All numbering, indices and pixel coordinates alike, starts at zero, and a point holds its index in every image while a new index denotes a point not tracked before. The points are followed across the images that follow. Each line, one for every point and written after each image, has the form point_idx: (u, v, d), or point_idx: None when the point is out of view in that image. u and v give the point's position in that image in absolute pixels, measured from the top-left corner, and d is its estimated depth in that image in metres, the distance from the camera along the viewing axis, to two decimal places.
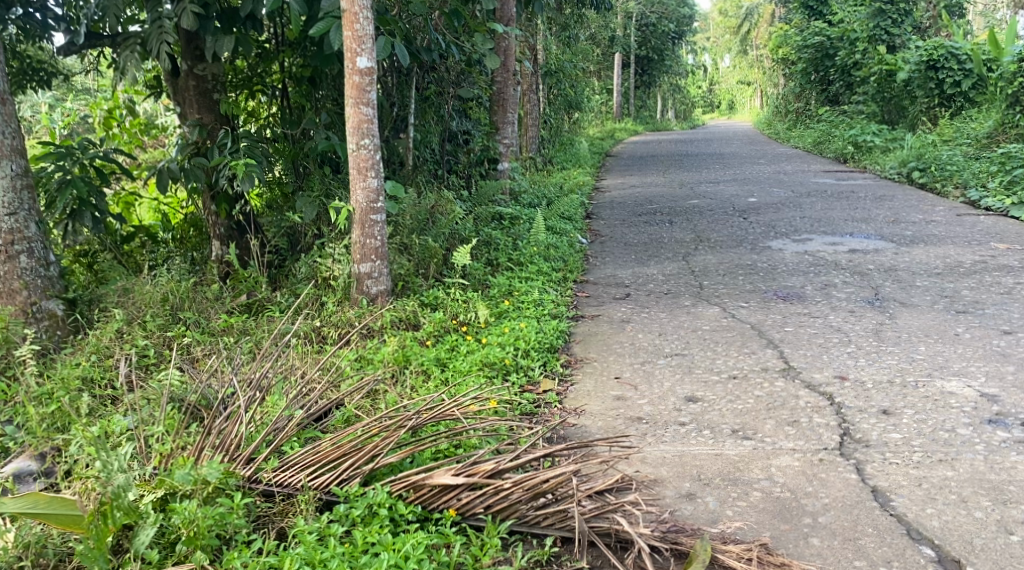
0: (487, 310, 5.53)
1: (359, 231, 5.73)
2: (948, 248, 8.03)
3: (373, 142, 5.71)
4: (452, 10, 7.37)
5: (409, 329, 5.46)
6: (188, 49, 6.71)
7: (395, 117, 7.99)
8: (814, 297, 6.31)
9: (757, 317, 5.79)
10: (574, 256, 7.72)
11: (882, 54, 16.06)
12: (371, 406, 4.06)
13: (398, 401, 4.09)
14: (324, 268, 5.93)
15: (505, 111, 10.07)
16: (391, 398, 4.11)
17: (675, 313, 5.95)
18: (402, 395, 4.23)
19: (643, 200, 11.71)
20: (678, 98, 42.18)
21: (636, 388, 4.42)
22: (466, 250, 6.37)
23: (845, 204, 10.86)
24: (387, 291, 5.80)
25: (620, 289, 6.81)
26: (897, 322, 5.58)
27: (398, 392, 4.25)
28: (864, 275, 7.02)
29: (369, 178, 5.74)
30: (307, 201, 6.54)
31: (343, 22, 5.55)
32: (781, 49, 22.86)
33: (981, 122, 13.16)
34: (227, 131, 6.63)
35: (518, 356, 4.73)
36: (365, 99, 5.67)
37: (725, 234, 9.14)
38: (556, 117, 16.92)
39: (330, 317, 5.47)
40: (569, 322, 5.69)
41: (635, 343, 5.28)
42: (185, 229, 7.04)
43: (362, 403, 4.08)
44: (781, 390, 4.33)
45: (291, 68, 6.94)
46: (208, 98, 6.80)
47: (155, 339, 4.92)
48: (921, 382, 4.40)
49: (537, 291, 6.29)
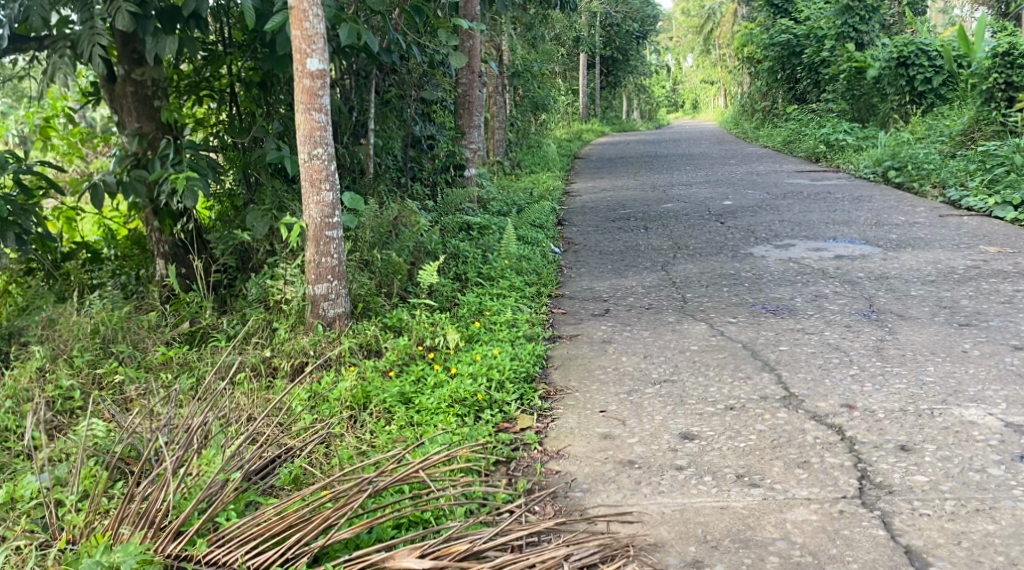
0: (457, 335, 5.05)
1: (314, 249, 5.22)
2: (937, 252, 7.66)
3: (327, 152, 5.21)
4: (412, 7, 6.88)
5: (372, 357, 4.98)
6: (126, 52, 6.19)
7: (355, 123, 7.52)
8: (806, 310, 5.90)
9: (748, 334, 5.36)
10: (547, 267, 7.26)
11: (851, 52, 15.76)
12: (323, 460, 3.60)
13: (354, 453, 3.61)
14: (276, 291, 5.42)
15: (470, 114, 9.62)
16: (346, 452, 3.63)
17: (660, 332, 5.50)
18: (361, 441, 3.75)
19: (617, 205, 11.30)
20: (642, 99, 41.93)
21: (624, 424, 3.96)
22: (432, 267, 5.90)
23: (823, 206, 10.50)
24: (345, 313, 5.30)
25: (598, 303, 6.35)
26: (899, 338, 5.16)
27: (356, 438, 3.77)
28: (854, 284, 6.63)
29: (323, 192, 5.23)
30: (257, 214, 6.05)
31: (291, 20, 5.06)
32: (746, 49, 22.59)
33: (954, 119, 12.88)
34: (168, 140, 6.11)
35: (491, 388, 4.26)
36: (316, 104, 5.17)
37: (703, 240, 8.72)
38: (523, 120, 16.51)
39: (282, 345, 4.98)
40: (545, 344, 5.24)
41: (618, 367, 4.83)
42: (128, 246, 6.50)
43: (314, 453, 3.63)
44: (785, 424, 3.89)
45: (240, 72, 6.44)
46: (148, 105, 6.29)
47: (83, 378, 4.41)
48: (938, 410, 3.98)
49: (509, 310, 5.82)
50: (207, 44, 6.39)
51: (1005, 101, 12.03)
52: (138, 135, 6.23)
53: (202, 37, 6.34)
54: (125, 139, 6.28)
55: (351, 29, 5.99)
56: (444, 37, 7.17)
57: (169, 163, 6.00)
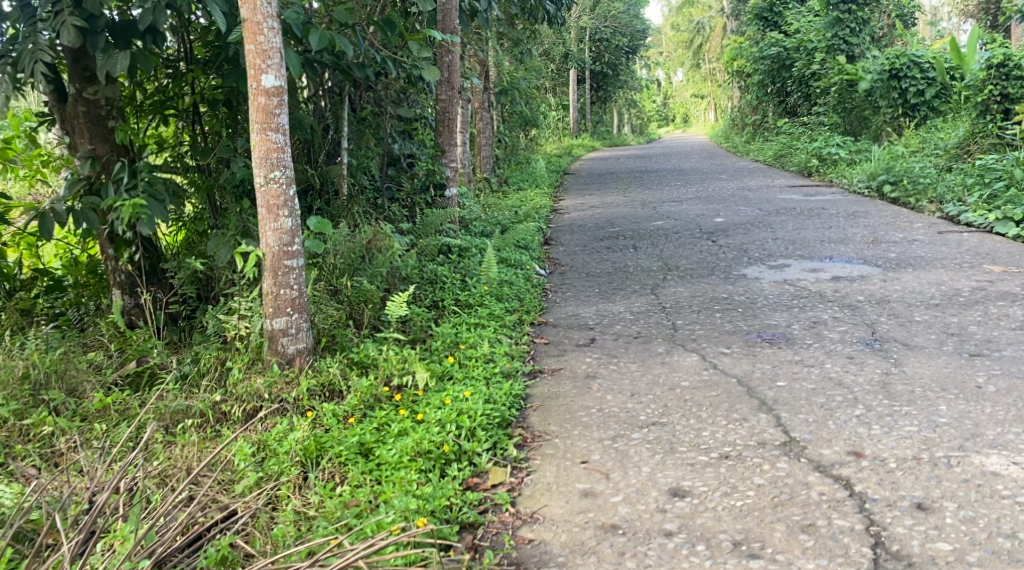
0: (428, 373, 4.66)
1: (271, 280, 4.81)
2: (940, 273, 7.27)
3: (285, 175, 4.81)
4: (385, 20, 6.44)
5: (334, 399, 4.57)
6: (77, 70, 5.75)
7: (328, 142, 7.12)
8: (804, 339, 5.51)
9: (744, 367, 4.96)
10: (531, 292, 6.86)
11: (842, 63, 15.37)
12: (260, 541, 3.28)
13: (291, 533, 3.28)
14: (230, 326, 4.98)
15: (451, 132, 8.42)
16: (282, 530, 3.29)
17: (648, 365, 5.10)
18: (307, 515, 3.41)
19: (605, 222, 10.92)
20: (633, 113, 41.73)
21: (607, 478, 3.60)
22: (402, 298, 5.48)
23: (817, 223, 10.14)
24: (307, 349, 4.87)
25: (583, 332, 5.96)
26: (906, 371, 4.76)
27: (299, 511, 3.43)
28: (854, 308, 6.24)
29: (282, 219, 4.82)
30: (219, 241, 5.67)
31: (245, 34, 4.73)
32: (736, 62, 22.34)
33: (949, 132, 12.52)
34: (123, 164, 5.69)
35: (461, 437, 3.87)
36: (273, 124, 4.78)
37: (694, 260, 8.33)
38: (510, 136, 16.16)
39: (233, 389, 4.59)
40: (523, 382, 4.82)
41: (602, 408, 4.41)
42: (83, 274, 6.03)
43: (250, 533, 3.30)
44: (787, 476, 3.53)
45: (203, 89, 6.05)
46: (102, 126, 5.82)
47: (7, 431, 4.10)
48: (955, 458, 3.60)
49: (487, 342, 5.40)
50: (169, 60, 6.02)
51: (1001, 114, 11.69)
52: (90, 158, 5.76)
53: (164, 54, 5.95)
54: (77, 162, 5.81)
55: (323, 35, 5.67)
56: (416, 48, 6.72)
57: (123, 187, 5.60)
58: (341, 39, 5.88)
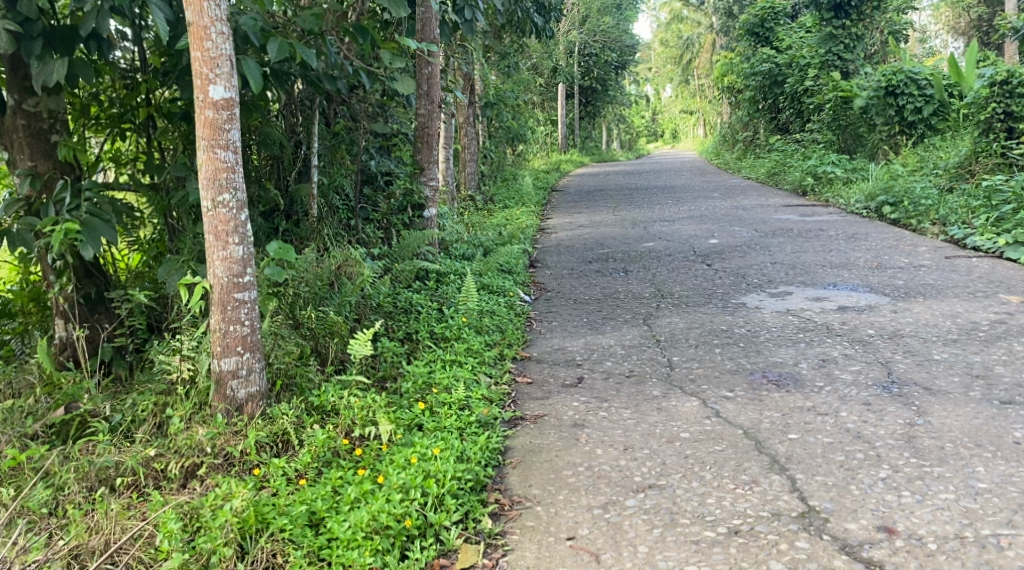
0: (393, 423, 4.16)
1: (218, 316, 4.25)
2: (954, 303, 6.79)
3: (236, 198, 4.27)
4: (355, 26, 5.85)
5: (286, 454, 4.08)
6: (15, 79, 5.16)
7: (300, 159, 6.60)
8: (814, 381, 4.99)
9: (749, 416, 4.43)
10: (514, 323, 6.30)
11: (836, 80, 14.88)
12: None
13: None
14: (172, 368, 4.42)
15: (431, 148, 7.90)
16: None
17: (643, 410, 4.59)
18: None
19: (593, 244, 10.41)
20: (621, 128, 41.40)
21: (597, 562, 3.30)
22: (367, 334, 4.89)
23: (816, 245, 9.65)
24: (260, 394, 4.33)
25: (570, 369, 5.42)
26: (932, 421, 4.25)
27: None
28: (866, 343, 5.74)
29: (231, 246, 4.27)
30: (171, 267, 5.15)
31: (190, 40, 4.20)
32: (726, 78, 21.90)
33: (949, 151, 12.04)
34: (66, 182, 5.09)
35: (425, 506, 3.46)
36: (222, 140, 4.24)
37: (689, 286, 7.82)
38: (497, 151, 15.65)
39: (170, 442, 4.08)
40: (502, 432, 4.29)
41: (591, 466, 3.89)
42: (24, 301, 5.35)
43: None
44: (807, 561, 3.23)
45: (159, 102, 5.47)
46: (44, 141, 5.23)
47: None
48: (1005, 538, 3.27)
49: (464, 384, 4.84)
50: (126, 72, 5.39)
51: (1005, 132, 11.14)
52: (30, 175, 5.15)
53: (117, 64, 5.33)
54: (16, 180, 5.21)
55: (281, 44, 5.17)
56: (387, 59, 6.15)
57: (63, 209, 4.99)
58: (304, 49, 5.36)
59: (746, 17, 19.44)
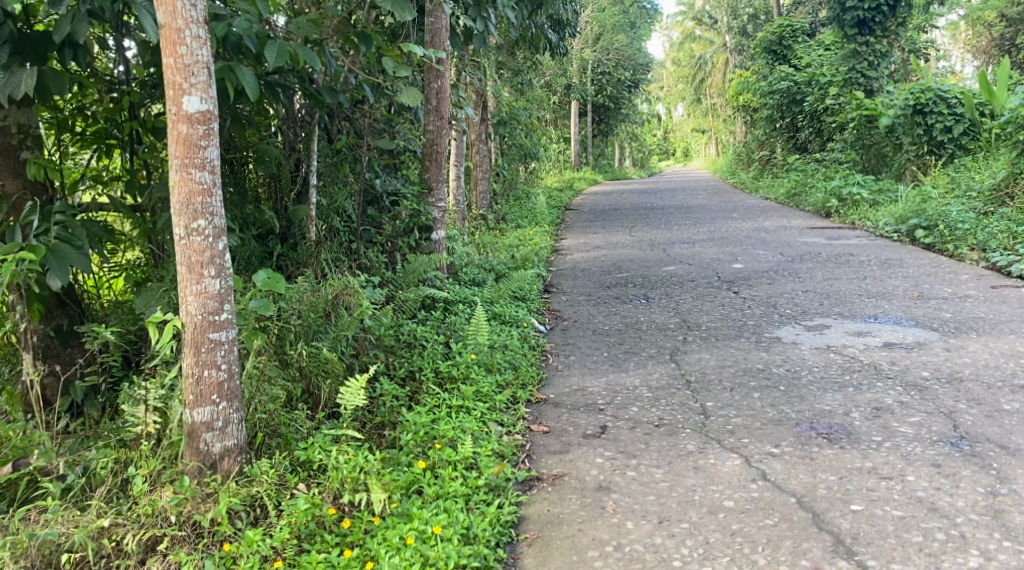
0: (388, 490, 3.60)
1: (190, 359, 3.66)
2: (1011, 339, 6.18)
3: (213, 224, 3.69)
4: (361, 34, 5.25)
5: (263, 522, 3.57)
6: None
7: (298, 177, 6.01)
8: (871, 434, 4.39)
9: (802, 478, 3.85)
10: (527, 358, 5.68)
11: (859, 98, 14.26)
12: None
13: None
14: (135, 417, 3.84)
15: (439, 167, 7.35)
16: None
17: (677, 469, 4.00)
18: None
19: (612, 267, 9.79)
20: (633, 146, 40.80)
21: None
22: (361, 380, 4.28)
23: (849, 272, 9.04)
24: (240, 448, 3.75)
25: (592, 416, 4.81)
26: (1018, 489, 3.69)
27: None
28: (922, 388, 5.12)
29: (206, 279, 3.68)
30: (152, 296, 4.52)
31: (162, 44, 3.63)
32: (741, 97, 21.31)
33: (982, 171, 11.40)
34: (36, 204, 4.42)
35: None
36: (198, 159, 3.66)
37: (717, 317, 7.21)
38: (509, 170, 15.01)
39: (131, 507, 3.58)
40: (514, 499, 3.73)
41: (622, 545, 3.44)
42: None
43: None
44: None
45: (148, 116, 4.83)
46: (13, 158, 4.54)
47: None
48: None
49: (472, 436, 4.24)
50: (112, 83, 4.77)
51: None
52: None
53: (100, 72, 4.73)
54: None
55: (280, 50, 4.60)
56: (393, 66, 5.54)
57: (31, 233, 4.33)
58: (303, 53, 4.81)
59: (763, 34, 18.86)
